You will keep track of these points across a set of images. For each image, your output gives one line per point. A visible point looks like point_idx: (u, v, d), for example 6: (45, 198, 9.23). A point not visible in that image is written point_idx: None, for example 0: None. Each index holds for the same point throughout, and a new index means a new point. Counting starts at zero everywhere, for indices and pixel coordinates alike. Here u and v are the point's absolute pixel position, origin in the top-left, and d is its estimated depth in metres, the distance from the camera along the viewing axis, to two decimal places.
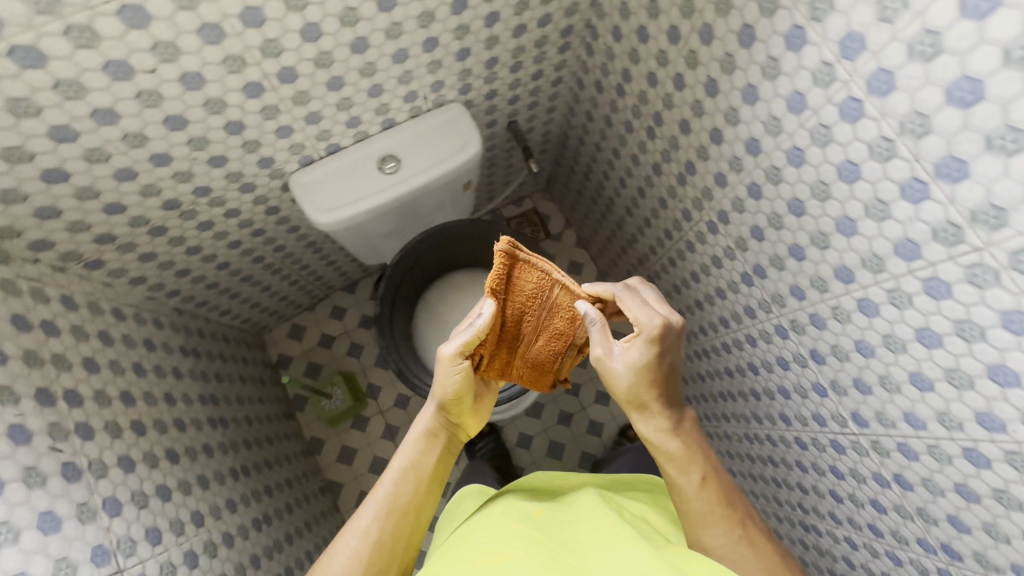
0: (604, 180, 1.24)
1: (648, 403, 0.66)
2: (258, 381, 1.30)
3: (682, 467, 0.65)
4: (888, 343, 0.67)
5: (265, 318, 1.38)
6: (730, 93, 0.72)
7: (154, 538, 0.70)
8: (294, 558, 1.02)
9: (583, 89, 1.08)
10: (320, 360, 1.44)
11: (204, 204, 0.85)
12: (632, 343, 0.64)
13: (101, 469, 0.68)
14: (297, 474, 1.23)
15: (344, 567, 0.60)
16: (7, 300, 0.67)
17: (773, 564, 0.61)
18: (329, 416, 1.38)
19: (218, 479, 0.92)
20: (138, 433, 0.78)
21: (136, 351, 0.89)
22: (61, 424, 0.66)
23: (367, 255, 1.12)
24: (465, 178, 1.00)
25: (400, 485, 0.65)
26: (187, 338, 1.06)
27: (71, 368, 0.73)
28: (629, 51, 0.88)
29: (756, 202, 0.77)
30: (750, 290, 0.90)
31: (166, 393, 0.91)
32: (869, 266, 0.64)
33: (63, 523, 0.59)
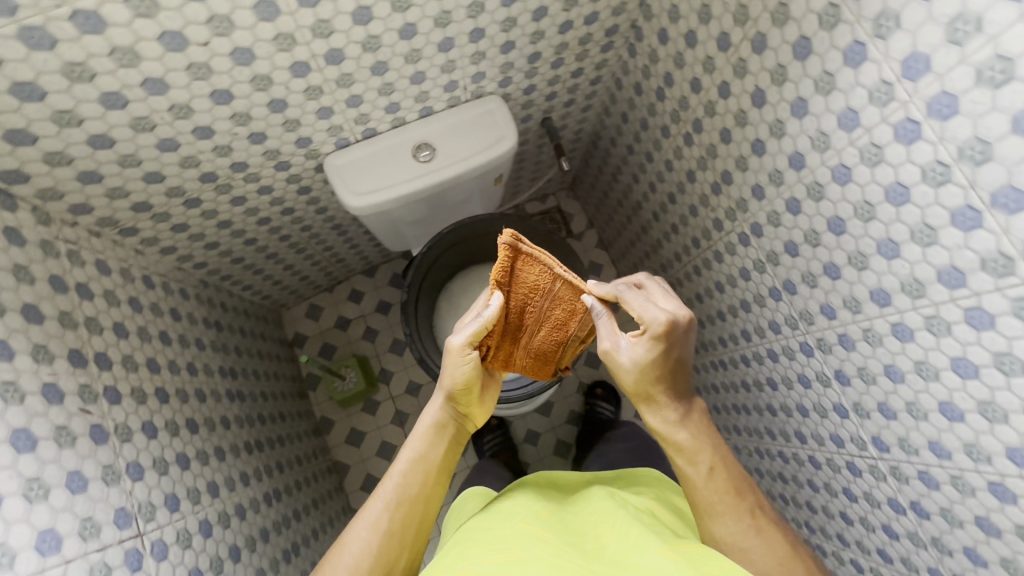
0: (633, 184, 1.23)
1: (655, 395, 0.63)
2: (274, 358, 1.32)
3: (690, 457, 0.62)
4: (921, 370, 0.66)
5: (284, 296, 1.39)
6: (778, 105, 0.71)
7: (172, 504, 0.71)
8: (301, 535, 1.03)
9: (621, 91, 1.07)
10: (334, 342, 1.45)
11: (239, 179, 0.86)
12: (639, 339, 0.62)
13: (126, 434, 0.69)
14: (306, 452, 1.24)
15: (354, 560, 0.57)
16: (46, 261, 0.68)
17: (788, 558, 0.58)
18: (342, 398, 1.36)
19: (233, 452, 0.93)
20: (161, 401, 0.79)
21: (163, 320, 0.89)
22: (91, 386, 0.67)
23: (392, 241, 1.13)
24: (497, 172, 1.00)
25: (410, 476, 0.63)
26: (210, 310, 1.07)
27: (102, 332, 0.73)
28: (674, 55, 0.86)
29: (794, 217, 0.76)
30: (777, 305, 0.89)
31: (188, 363, 0.92)
32: (908, 291, 0.63)
33: (89, 483, 0.60)
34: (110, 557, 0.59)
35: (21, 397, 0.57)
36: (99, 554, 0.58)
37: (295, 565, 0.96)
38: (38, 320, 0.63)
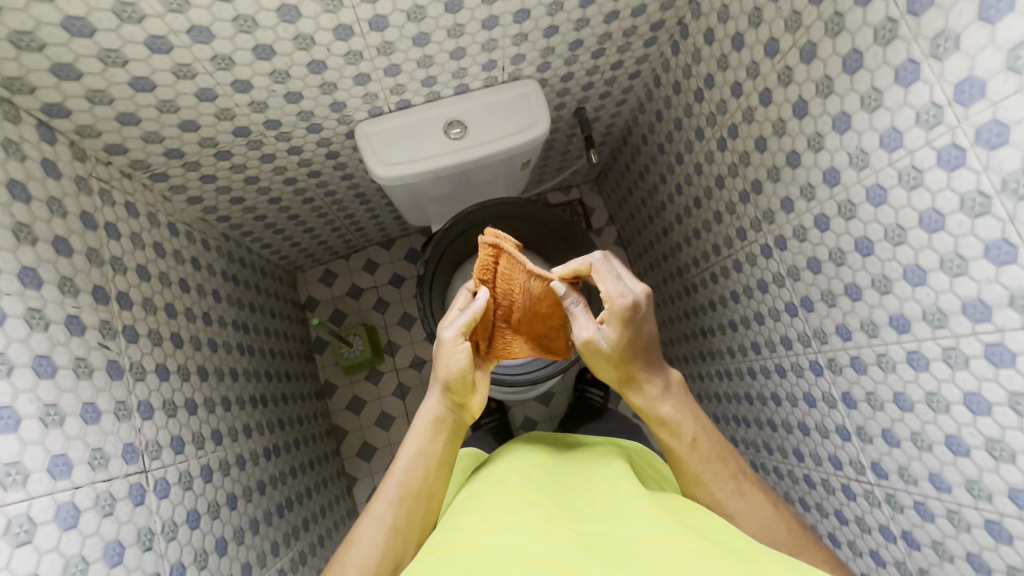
0: (659, 184, 1.22)
1: (636, 373, 0.62)
2: (285, 318, 1.34)
3: (672, 430, 0.62)
4: (932, 401, 0.65)
5: (301, 259, 1.40)
6: (820, 119, 0.70)
7: (177, 446, 0.73)
8: (295, 492, 1.05)
9: (659, 88, 1.06)
10: (345, 309, 1.46)
11: (271, 136, 0.86)
12: (608, 324, 0.60)
13: (140, 373, 0.71)
14: (308, 413, 1.26)
15: (362, 558, 0.58)
16: (79, 196, 0.70)
17: (768, 518, 0.60)
18: (346, 364, 1.37)
19: (239, 404, 0.95)
20: (176, 345, 0.81)
21: (184, 268, 0.91)
22: (111, 323, 0.69)
23: (413, 214, 1.13)
24: (525, 157, 1.00)
25: (412, 473, 0.62)
26: (229, 264, 1.09)
27: (126, 273, 0.75)
28: (717, 58, 0.85)
29: (821, 234, 0.75)
30: (792, 320, 0.88)
31: (204, 312, 0.93)
32: (930, 320, 0.62)
33: (102, 416, 0.62)
34: (115, 489, 0.61)
35: (45, 325, 0.58)
36: (106, 484, 0.60)
37: (288, 520, 0.98)
38: (67, 253, 0.65)
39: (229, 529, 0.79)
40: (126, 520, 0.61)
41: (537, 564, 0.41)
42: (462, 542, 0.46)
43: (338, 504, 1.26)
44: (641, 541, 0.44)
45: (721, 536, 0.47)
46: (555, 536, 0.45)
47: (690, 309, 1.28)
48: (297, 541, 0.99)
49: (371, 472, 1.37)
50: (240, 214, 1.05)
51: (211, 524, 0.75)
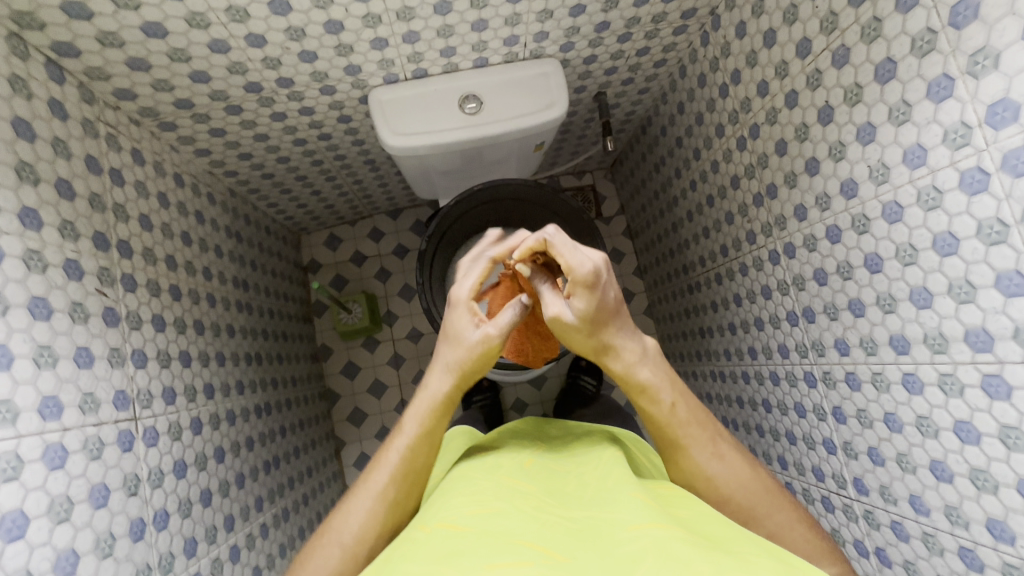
0: (673, 178, 1.19)
1: (610, 339, 0.55)
2: (286, 279, 1.34)
3: (650, 395, 0.57)
4: (920, 425, 0.65)
5: (306, 221, 1.40)
6: (844, 128, 0.67)
7: (169, 397, 0.74)
8: (283, 450, 1.07)
9: (683, 80, 1.03)
10: (347, 275, 1.46)
11: (283, 94, 0.85)
12: (576, 292, 0.53)
13: (136, 322, 0.71)
14: (302, 374, 1.28)
15: (360, 530, 0.55)
16: (85, 139, 0.69)
17: (749, 477, 0.57)
18: (344, 330, 1.37)
19: (233, 360, 0.96)
20: (174, 298, 0.81)
21: (187, 220, 0.91)
22: (110, 270, 0.69)
23: (422, 186, 1.11)
24: (538, 139, 0.98)
25: (414, 453, 0.58)
26: (233, 220, 1.08)
27: (128, 221, 0.75)
28: (746, 54, 0.82)
29: (831, 246, 0.74)
30: (791, 329, 0.87)
31: (204, 267, 0.93)
32: (929, 344, 0.61)
33: (95, 362, 0.63)
34: (104, 434, 0.62)
35: (43, 267, 0.58)
36: (95, 429, 0.60)
37: (274, 477, 1.00)
38: (70, 196, 0.64)
39: (214, 482, 0.80)
40: (113, 465, 0.62)
41: (524, 546, 0.40)
42: (451, 521, 0.44)
43: (325, 466, 1.28)
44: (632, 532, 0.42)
45: (711, 525, 0.46)
46: (542, 523, 0.44)
47: (691, 307, 1.27)
48: (281, 498, 1.01)
49: (359, 438, 1.39)
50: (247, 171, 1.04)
51: (197, 475, 0.76)
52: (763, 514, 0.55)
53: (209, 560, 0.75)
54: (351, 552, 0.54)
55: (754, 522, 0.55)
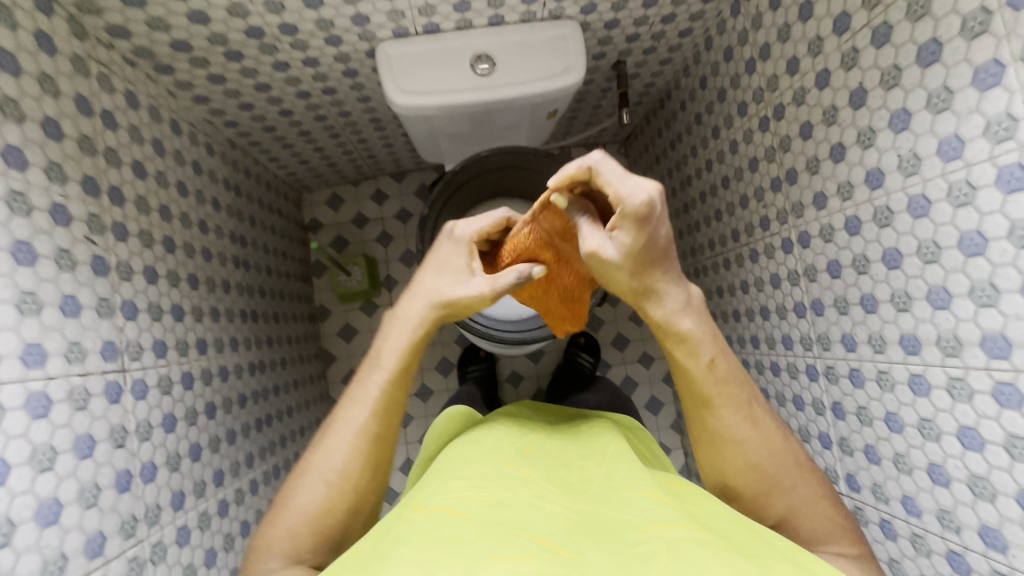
0: (688, 156, 1.15)
1: (654, 283, 0.55)
2: (286, 237, 1.31)
3: (692, 350, 0.58)
4: (922, 428, 0.64)
5: (308, 178, 1.37)
6: (877, 114, 0.63)
7: (160, 350, 0.73)
8: (276, 408, 1.07)
9: (708, 52, 0.98)
10: (348, 236, 1.44)
11: (286, 43, 0.80)
12: (619, 226, 0.51)
13: (127, 273, 0.69)
14: (298, 335, 1.27)
15: (343, 465, 0.54)
16: (74, 77, 0.66)
17: (777, 448, 0.58)
18: (342, 293, 1.35)
19: (228, 317, 0.94)
20: (167, 250, 0.79)
21: (184, 170, 0.88)
22: (100, 218, 0.66)
23: (427, 149, 1.07)
24: (551, 107, 0.95)
25: (391, 386, 0.56)
26: (233, 172, 1.05)
27: (120, 167, 0.72)
28: (779, 27, 0.77)
29: (848, 237, 0.71)
30: (798, 321, 0.85)
31: (201, 220, 0.91)
32: (942, 347, 0.59)
33: (82, 311, 0.61)
34: (91, 385, 0.61)
35: (28, 211, 0.56)
36: (81, 379, 0.59)
37: (266, 435, 1.00)
38: (57, 137, 0.61)
39: (204, 437, 0.80)
40: (99, 416, 0.61)
41: (528, 540, 0.39)
42: (451, 505, 0.43)
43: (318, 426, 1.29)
44: (638, 529, 0.41)
45: (721, 524, 0.45)
46: (543, 515, 0.43)
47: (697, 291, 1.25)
48: (272, 455, 1.02)
49: None
50: (248, 122, 1.00)
51: (187, 430, 0.76)
52: (785, 485, 0.57)
53: (196, 514, 0.75)
54: (339, 486, 0.53)
55: (776, 487, 0.57)
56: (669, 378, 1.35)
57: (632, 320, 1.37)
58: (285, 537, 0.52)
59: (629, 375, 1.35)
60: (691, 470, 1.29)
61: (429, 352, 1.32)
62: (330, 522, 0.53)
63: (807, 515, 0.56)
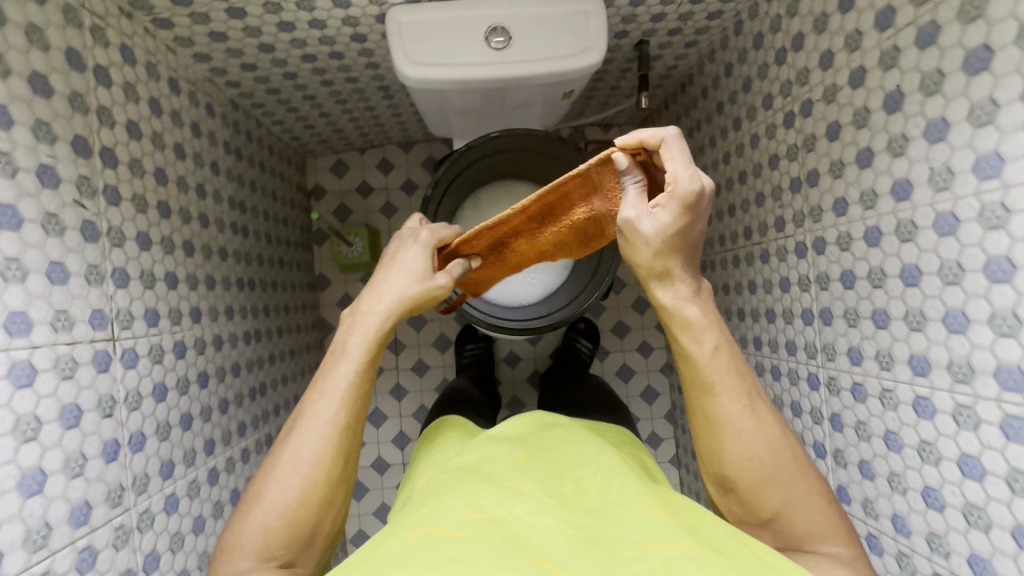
0: (707, 146, 1.14)
1: (673, 266, 0.60)
2: (288, 204, 1.34)
3: (695, 336, 0.61)
4: (919, 451, 0.65)
5: (314, 143, 1.38)
6: (893, 123, 0.63)
7: (151, 319, 0.74)
8: (270, 377, 1.11)
9: (738, 37, 0.96)
10: (352, 205, 1.46)
11: (291, 3, 0.79)
12: (665, 205, 0.56)
13: (118, 239, 0.69)
14: (296, 303, 1.31)
15: (315, 456, 0.56)
16: (65, 29, 0.63)
17: (775, 439, 0.60)
18: (343, 263, 1.37)
19: (224, 285, 0.97)
20: (162, 215, 0.79)
21: (182, 131, 0.87)
22: (90, 180, 0.65)
23: (435, 121, 1.08)
24: (566, 88, 0.96)
25: (357, 376, 0.60)
26: (233, 136, 1.07)
27: (114, 127, 0.70)
28: (815, 16, 0.74)
29: (839, 252, 0.75)
30: (805, 328, 0.85)
31: (198, 184, 0.91)
32: (951, 371, 0.59)
33: (70, 278, 0.61)
34: (78, 353, 0.61)
35: (12, 172, 0.55)
36: (68, 347, 0.60)
37: (258, 404, 1.05)
38: (45, 94, 0.59)
39: (196, 406, 0.82)
40: (87, 386, 0.62)
41: (524, 559, 0.40)
42: (447, 525, 0.43)
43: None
44: (635, 547, 0.43)
45: (714, 539, 0.47)
46: (539, 534, 0.43)
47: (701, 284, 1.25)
48: (264, 424, 1.06)
49: None
50: (250, 83, 1.01)
51: (178, 399, 0.78)
52: (780, 477, 0.59)
53: (186, 482, 0.78)
54: (311, 475, 0.56)
55: (773, 480, 0.59)
56: (667, 368, 1.39)
57: (632, 308, 1.40)
58: (258, 528, 0.54)
59: (627, 363, 1.39)
60: (681, 462, 1.36)
61: (428, 328, 1.36)
62: (304, 511, 0.55)
63: (797, 511, 0.58)
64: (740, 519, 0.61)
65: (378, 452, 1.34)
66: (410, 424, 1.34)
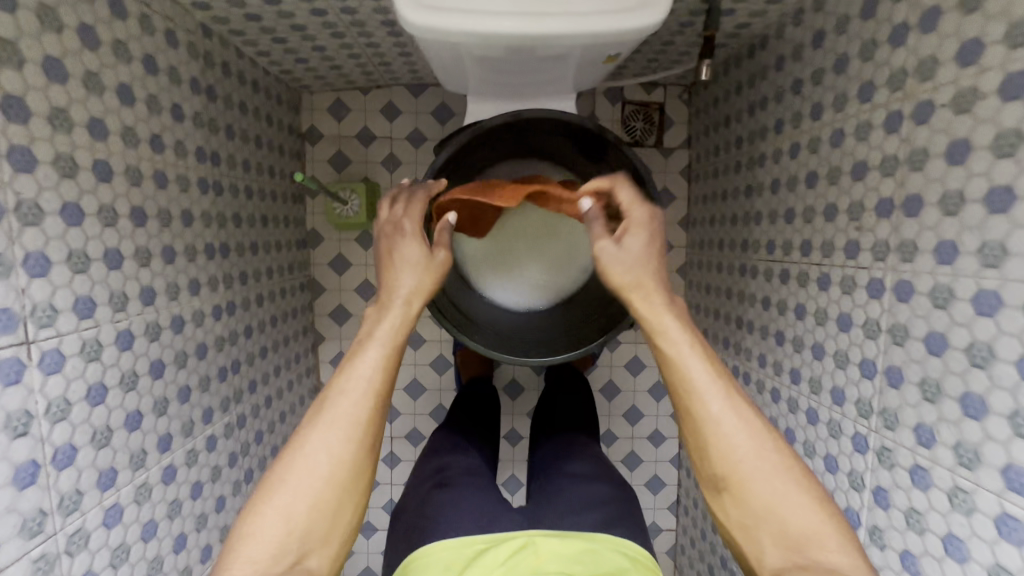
0: (742, 141, 1.04)
1: (643, 280, 0.57)
2: (279, 151, 1.19)
3: (669, 339, 0.55)
4: (945, 546, 0.60)
5: (309, 78, 1.21)
6: (951, 176, 0.57)
7: (83, 308, 0.64)
8: (258, 345, 1.07)
9: (795, 28, 0.85)
10: (350, 154, 1.31)
11: None
12: (632, 234, 0.58)
13: (33, 215, 0.58)
14: (283, 264, 1.18)
15: (342, 439, 0.51)
16: None
17: (761, 434, 0.52)
18: (342, 223, 1.22)
19: (207, 255, 0.90)
20: (158, 185, 0.77)
21: (157, 81, 0.77)
22: (71, 157, 0.62)
23: (450, 78, 0.93)
24: (611, 51, 0.80)
25: (390, 352, 0.54)
26: (222, 78, 0.95)
27: (103, 95, 0.67)
28: (895, 25, 0.64)
29: (868, 297, 0.70)
30: (811, 361, 0.83)
31: (178, 141, 0.82)
32: (1008, 479, 0.53)
33: (53, 267, 0.60)
34: None
35: None
36: None
37: (258, 367, 1.07)
38: (15, 64, 0.55)
39: (172, 389, 0.80)
40: None
41: None
42: None
43: (313, 351, 1.33)
44: None
45: None
46: None
47: (711, 283, 1.18)
48: (264, 386, 1.09)
49: (340, 336, 1.32)
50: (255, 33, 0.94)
51: (122, 398, 0.70)
52: (773, 475, 0.51)
53: (132, 488, 0.72)
54: (341, 455, 0.51)
55: (766, 477, 0.51)
56: None
57: None
58: (279, 514, 0.49)
59: (638, 356, 1.37)
60: (682, 463, 1.39)
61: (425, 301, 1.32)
62: (329, 498, 0.50)
63: (803, 521, 0.50)
64: (740, 525, 0.52)
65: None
66: (400, 396, 1.36)
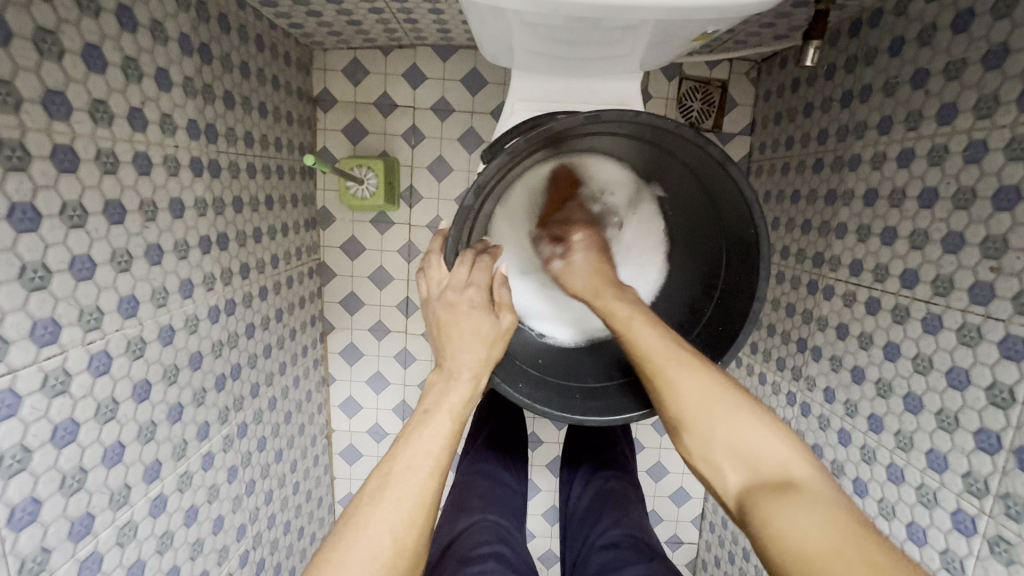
0: (795, 137, 0.95)
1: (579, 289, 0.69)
2: (303, 121, 1.07)
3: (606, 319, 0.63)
4: (944, 560, 0.65)
5: (321, 35, 1.00)
6: (994, 221, 0.59)
7: (90, 321, 0.55)
8: (276, 334, 0.97)
9: (897, 18, 0.73)
10: (367, 125, 1.11)
11: None
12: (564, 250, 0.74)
13: (78, 217, 0.53)
14: (286, 249, 1.01)
15: (408, 516, 0.42)
16: None
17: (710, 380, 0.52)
18: (355, 205, 1.07)
19: (222, 246, 0.78)
20: (194, 175, 0.71)
21: (166, 50, 0.64)
22: (112, 152, 0.56)
23: (495, 49, 0.73)
24: (704, 28, 0.64)
25: (459, 420, 0.48)
26: (239, 44, 0.82)
27: (141, 81, 0.60)
28: (991, 47, 0.60)
29: (955, 343, 0.63)
30: (874, 401, 0.75)
31: (190, 121, 0.69)
32: (1005, 506, 0.58)
33: (53, 278, 0.51)
34: None
35: None
36: None
37: (275, 356, 0.97)
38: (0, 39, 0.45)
39: (187, 393, 0.71)
40: None
41: None
42: None
43: (322, 340, 1.19)
44: None
45: None
46: None
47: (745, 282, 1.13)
48: (292, 366, 1.04)
49: (351, 327, 1.19)
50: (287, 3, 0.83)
51: (135, 410, 0.61)
52: (708, 403, 0.50)
53: (175, 477, 0.69)
54: (403, 539, 0.41)
55: (714, 409, 0.50)
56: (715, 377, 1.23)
57: None
58: None
59: None
60: None
61: None
62: None
63: (758, 441, 0.46)
64: (702, 456, 0.49)
65: (350, 391, 1.23)
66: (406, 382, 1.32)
